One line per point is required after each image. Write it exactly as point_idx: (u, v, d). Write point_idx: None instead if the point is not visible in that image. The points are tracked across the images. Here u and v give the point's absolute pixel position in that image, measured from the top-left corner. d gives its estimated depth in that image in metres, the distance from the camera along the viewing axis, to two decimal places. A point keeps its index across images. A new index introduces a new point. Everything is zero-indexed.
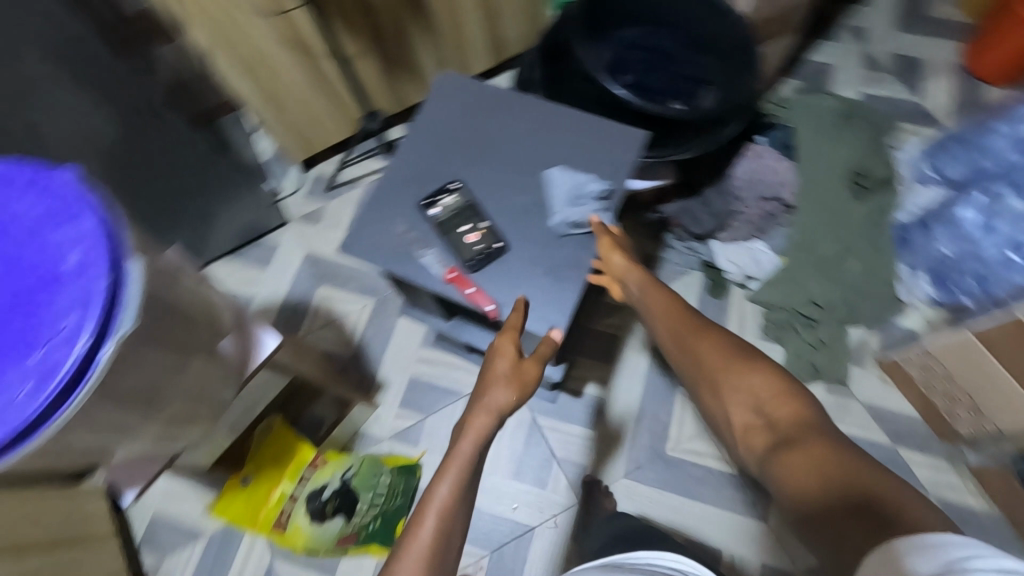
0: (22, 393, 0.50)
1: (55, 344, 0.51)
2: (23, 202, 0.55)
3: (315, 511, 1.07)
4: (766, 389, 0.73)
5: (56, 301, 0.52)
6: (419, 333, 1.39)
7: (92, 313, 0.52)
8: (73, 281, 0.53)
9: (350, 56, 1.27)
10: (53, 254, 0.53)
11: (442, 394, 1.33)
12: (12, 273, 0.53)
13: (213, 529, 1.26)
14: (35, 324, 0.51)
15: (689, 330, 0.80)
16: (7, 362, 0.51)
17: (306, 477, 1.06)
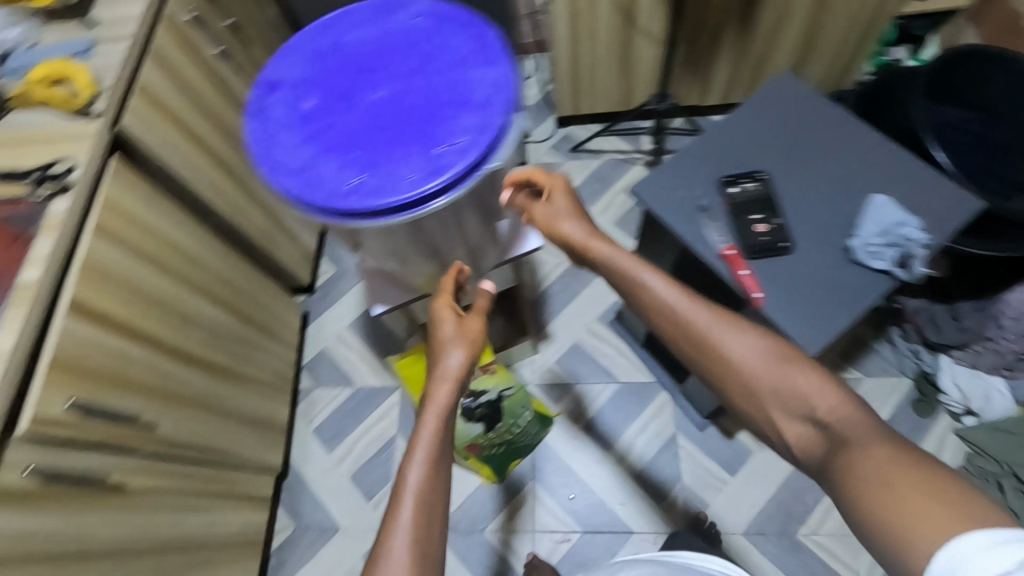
0: (411, 177, 0.59)
1: (452, 149, 0.60)
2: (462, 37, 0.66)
3: (467, 407, 1.13)
4: (809, 388, 0.66)
5: (466, 119, 0.61)
6: (600, 308, 1.42)
7: (489, 138, 0.60)
8: (483, 108, 0.61)
9: (663, 36, 1.34)
10: (475, 83, 0.63)
11: (599, 370, 1.36)
12: (439, 87, 0.63)
13: (362, 383, 1.41)
14: (444, 129, 0.61)
15: (714, 322, 0.71)
16: (412, 149, 0.60)
17: (474, 375, 1.12)
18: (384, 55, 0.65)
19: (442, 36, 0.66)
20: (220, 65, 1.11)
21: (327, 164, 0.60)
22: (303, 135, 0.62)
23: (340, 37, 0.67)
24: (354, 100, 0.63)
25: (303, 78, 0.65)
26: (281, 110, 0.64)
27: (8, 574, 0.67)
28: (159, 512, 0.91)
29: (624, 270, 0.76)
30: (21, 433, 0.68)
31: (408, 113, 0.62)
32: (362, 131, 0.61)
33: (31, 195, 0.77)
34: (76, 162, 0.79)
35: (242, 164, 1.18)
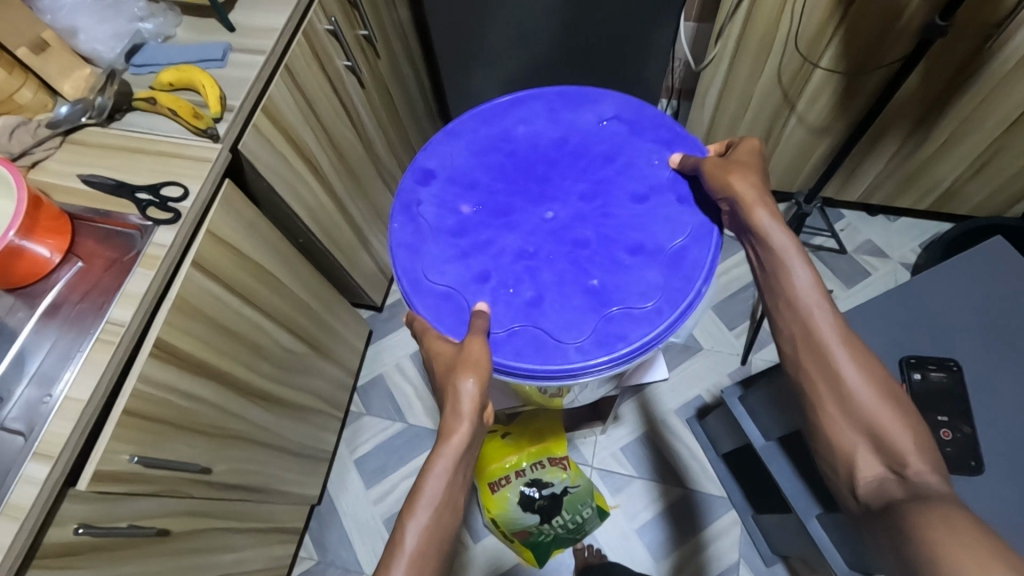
0: (571, 332, 0.65)
1: (618, 315, 0.65)
2: (642, 177, 0.71)
3: (528, 496, 1.05)
4: (907, 440, 0.55)
5: (640, 278, 0.66)
6: (679, 400, 1.31)
7: (665, 308, 0.65)
8: (658, 267, 0.67)
9: (819, 127, 1.20)
10: (653, 235, 0.68)
11: (667, 469, 1.25)
12: (613, 231, 0.68)
13: (414, 421, 1.34)
14: (611, 287, 0.66)
15: (841, 338, 0.59)
16: (575, 302, 0.66)
17: (542, 464, 1.05)
18: (555, 179, 0.72)
19: (620, 172, 0.72)
20: (345, 78, 1.03)
21: (477, 293, 0.67)
22: (459, 255, 0.69)
23: (508, 148, 0.74)
24: (520, 226, 0.69)
25: (467, 188, 0.72)
26: (441, 219, 0.71)
27: None
28: (194, 557, 0.85)
29: (773, 248, 0.63)
30: (82, 488, 0.63)
31: (576, 255, 0.67)
32: (523, 263, 0.68)
33: (137, 217, 0.70)
34: (190, 188, 0.72)
35: (344, 181, 1.11)
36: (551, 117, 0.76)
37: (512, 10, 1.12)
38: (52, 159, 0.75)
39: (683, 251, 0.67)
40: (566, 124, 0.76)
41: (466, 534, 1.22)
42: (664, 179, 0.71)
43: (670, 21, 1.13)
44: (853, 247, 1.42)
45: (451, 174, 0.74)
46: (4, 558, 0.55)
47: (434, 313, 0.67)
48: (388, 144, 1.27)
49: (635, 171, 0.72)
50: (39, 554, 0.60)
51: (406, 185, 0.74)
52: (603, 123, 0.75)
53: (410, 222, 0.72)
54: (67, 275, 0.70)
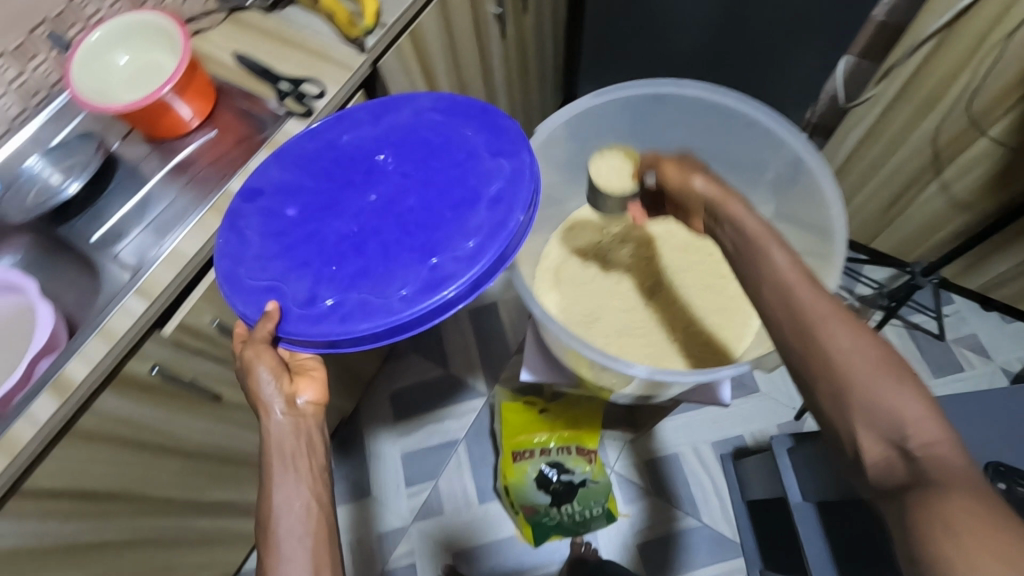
0: (404, 283, 0.56)
1: (447, 259, 0.57)
2: (455, 136, 0.63)
3: (546, 476, 1.04)
4: (910, 406, 0.43)
5: (474, 224, 0.58)
6: (720, 434, 1.27)
7: (490, 243, 0.56)
8: (483, 208, 0.58)
9: (961, 202, 1.11)
10: (472, 184, 0.60)
11: (686, 496, 1.22)
12: (439, 192, 0.60)
13: (455, 371, 1.37)
14: (438, 242, 0.58)
15: (829, 312, 0.48)
16: (405, 261, 0.58)
17: (568, 450, 1.04)
18: (383, 156, 0.64)
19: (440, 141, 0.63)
20: (490, 26, 1.03)
21: (302, 280, 0.59)
22: (275, 249, 0.61)
23: (329, 135, 0.66)
24: (346, 207, 0.62)
25: (282, 177, 0.64)
26: (262, 213, 0.63)
27: (108, 448, 0.69)
28: (237, 429, 0.91)
29: (746, 234, 0.59)
30: (166, 332, 0.68)
31: (401, 221, 0.60)
32: (345, 247, 0.60)
33: (275, 104, 0.74)
34: (327, 90, 0.75)
35: None
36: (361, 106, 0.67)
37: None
38: (213, 31, 0.79)
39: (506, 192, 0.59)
40: (389, 121, 0.66)
41: (475, 492, 1.26)
42: (478, 131, 0.63)
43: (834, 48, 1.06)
44: (954, 337, 1.31)
45: (274, 177, 0.64)
46: (91, 371, 0.61)
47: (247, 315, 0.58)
48: (510, 103, 1.27)
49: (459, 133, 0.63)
50: (117, 379, 0.66)
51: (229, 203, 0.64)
52: (426, 103, 0.66)
53: (233, 233, 0.62)
54: (201, 140, 0.74)
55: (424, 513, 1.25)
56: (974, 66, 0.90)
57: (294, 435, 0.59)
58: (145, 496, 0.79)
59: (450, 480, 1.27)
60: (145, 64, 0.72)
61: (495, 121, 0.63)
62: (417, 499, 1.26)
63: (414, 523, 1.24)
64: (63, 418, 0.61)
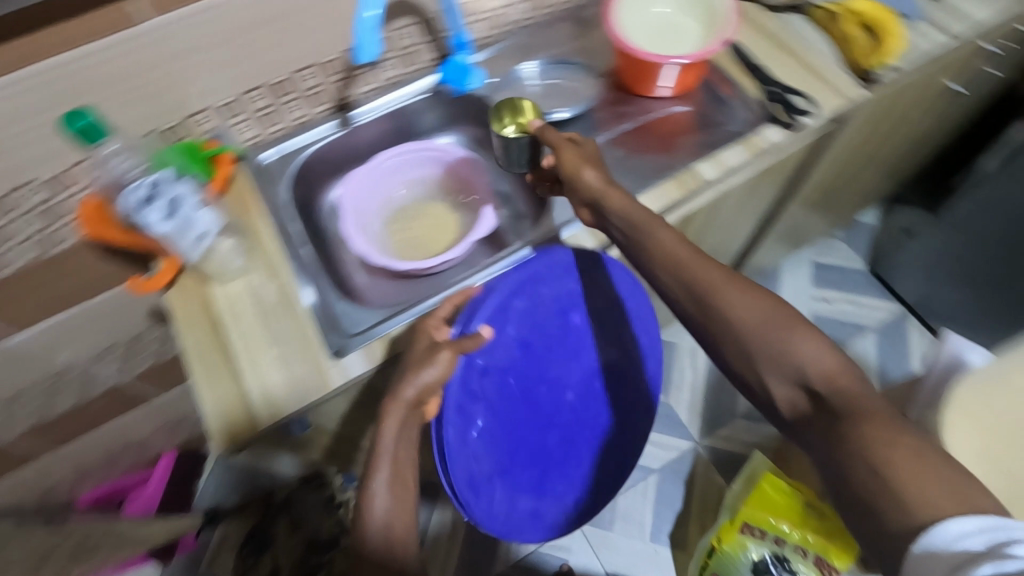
0: (479, 461, 0.65)
1: (491, 497, 0.68)
2: (586, 442, 0.78)
3: (767, 566, 0.95)
4: (813, 350, 0.46)
5: (515, 503, 0.72)
6: None
7: (499, 528, 0.70)
8: (537, 501, 0.74)
9: None
10: (535, 490, 0.74)
11: None
12: (544, 455, 0.74)
13: (673, 403, 1.32)
14: (502, 470, 0.69)
15: (718, 273, 0.51)
16: (499, 456, 0.68)
17: (806, 553, 0.93)
18: (595, 409, 0.77)
19: (580, 447, 0.78)
20: (934, 100, 0.95)
21: (502, 359, 0.67)
22: (531, 329, 0.68)
23: (628, 344, 0.75)
24: (556, 387, 0.73)
25: (605, 307, 0.72)
26: (576, 299, 0.71)
27: None
28: None
29: (631, 221, 0.57)
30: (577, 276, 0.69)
31: (523, 428, 0.71)
32: (518, 394, 0.70)
33: (758, 106, 0.72)
34: (816, 111, 0.71)
35: (830, 185, 1.05)
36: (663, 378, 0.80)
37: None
38: None
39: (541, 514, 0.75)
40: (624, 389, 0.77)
41: (648, 529, 1.21)
42: (576, 475, 0.78)
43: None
44: None
45: (606, 301, 0.72)
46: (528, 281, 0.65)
47: (476, 314, 0.61)
48: (874, 179, 1.18)
49: (610, 460, 0.79)
50: None
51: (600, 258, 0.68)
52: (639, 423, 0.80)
53: (561, 272, 0.68)
54: (648, 118, 0.74)
55: (593, 519, 1.23)
56: None
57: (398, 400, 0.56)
58: None
59: (629, 503, 1.23)
60: (667, 21, 0.72)
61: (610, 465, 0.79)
62: None
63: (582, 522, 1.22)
64: None
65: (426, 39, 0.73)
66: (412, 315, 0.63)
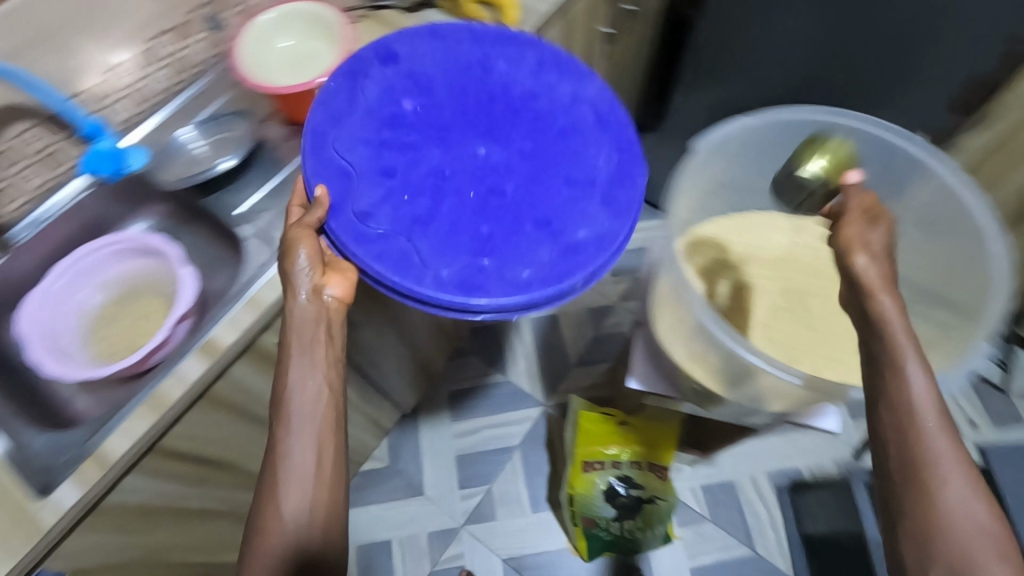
0: (444, 269, 0.57)
1: (492, 270, 0.57)
2: (582, 115, 0.65)
3: (614, 489, 1.05)
4: (968, 524, 0.48)
5: (536, 252, 0.59)
6: (788, 470, 1.26)
7: (541, 287, 0.57)
8: (556, 240, 0.59)
9: None
10: (564, 221, 0.60)
11: (741, 524, 1.23)
12: (536, 192, 0.61)
13: (515, 379, 1.36)
14: (493, 247, 0.58)
15: (944, 455, 0.50)
16: (464, 241, 0.58)
17: (640, 465, 1.04)
18: (510, 122, 0.64)
19: (583, 137, 0.64)
20: (599, 43, 1.05)
21: (380, 186, 0.60)
22: (373, 141, 0.61)
23: (468, 65, 0.66)
24: (453, 147, 0.62)
25: (410, 74, 0.65)
26: (384, 85, 0.64)
27: (218, 413, 0.68)
28: None
29: (916, 408, 0.51)
30: None
31: (484, 204, 0.60)
32: (430, 184, 0.60)
33: None
34: None
35: None
36: (539, 52, 0.68)
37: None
38: (354, 24, 0.83)
39: (618, 194, 0.62)
40: (507, 82, 0.66)
41: (529, 502, 1.26)
42: (609, 147, 0.64)
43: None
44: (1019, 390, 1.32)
45: (415, 65, 0.66)
46: (238, 337, 0.63)
47: (314, 175, 0.59)
48: None
49: (617, 121, 0.65)
50: (252, 350, 0.67)
51: (365, 53, 0.65)
52: (591, 93, 0.66)
53: (350, 86, 0.63)
54: None
55: (476, 517, 1.25)
56: None
57: (325, 453, 0.56)
58: (243, 467, 0.79)
59: (505, 486, 1.27)
60: (299, 50, 0.73)
61: (627, 134, 0.65)
62: (471, 501, 1.26)
63: (465, 525, 1.24)
64: (205, 382, 0.62)
65: (57, 137, 0.73)
66: (122, 419, 0.58)
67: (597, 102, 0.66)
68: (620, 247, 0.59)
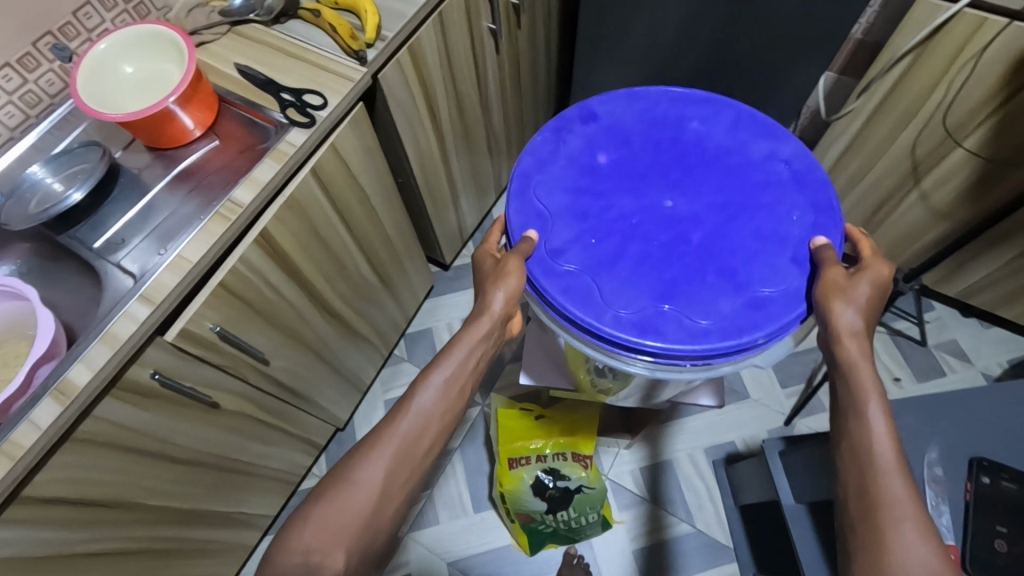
0: (625, 309, 0.58)
1: (671, 316, 0.57)
2: (765, 160, 0.65)
3: (542, 482, 1.05)
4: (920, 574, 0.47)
5: (719, 304, 0.58)
6: (721, 444, 1.28)
7: (720, 338, 0.56)
8: (738, 293, 0.58)
9: (937, 212, 1.14)
10: (785, 228, 0.62)
11: (680, 502, 1.24)
12: (742, 228, 0.61)
13: None
14: (740, 272, 0.59)
15: (899, 499, 0.50)
16: (645, 284, 0.59)
17: (565, 456, 1.05)
18: (701, 174, 0.64)
19: (773, 195, 0.63)
20: (486, 40, 1.05)
21: (570, 229, 0.61)
22: (572, 189, 0.63)
23: (686, 114, 0.68)
24: (643, 196, 0.63)
25: (675, 95, 0.69)
26: (624, 124, 0.67)
27: (92, 453, 0.67)
28: (233, 436, 0.91)
29: (875, 454, 0.52)
30: (168, 338, 0.68)
31: (727, 226, 0.61)
32: (657, 224, 0.61)
33: (277, 114, 0.76)
34: (330, 99, 0.77)
35: (451, 142, 1.14)
36: (733, 110, 0.69)
37: (632, 41, 0.91)
38: (215, 42, 0.81)
39: (807, 254, 0.61)
40: (738, 142, 0.67)
41: (470, 502, 1.26)
42: (806, 206, 0.63)
43: (829, 55, 0.84)
44: (938, 343, 1.36)
45: (614, 118, 0.67)
46: (94, 376, 0.61)
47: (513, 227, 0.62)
48: (502, 119, 1.30)
49: (815, 180, 0.65)
50: (118, 385, 0.66)
51: (569, 112, 0.68)
52: (787, 152, 0.66)
53: (554, 140, 0.66)
54: (204, 148, 0.76)
55: (419, 523, 1.24)
56: (947, 76, 0.93)
57: (424, 443, 0.59)
58: (141, 502, 0.78)
59: (446, 489, 1.27)
60: (145, 74, 0.72)
61: (823, 195, 0.64)
62: (413, 508, 1.26)
63: (409, 534, 1.24)
64: (65, 423, 0.61)
65: None
66: None
67: (798, 158, 0.66)
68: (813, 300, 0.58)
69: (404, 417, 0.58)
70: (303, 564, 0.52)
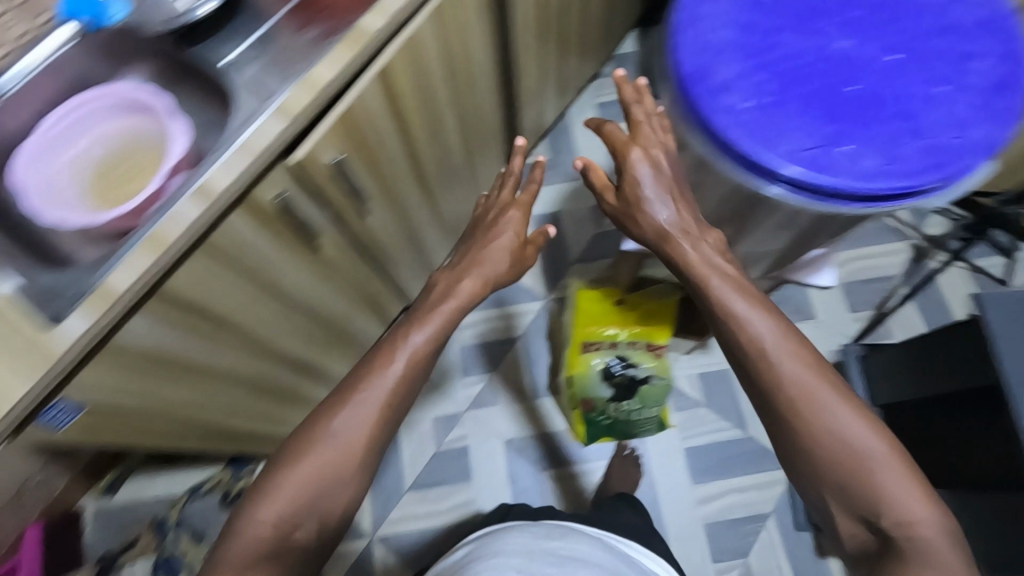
0: (801, 146, 0.58)
1: (845, 156, 0.58)
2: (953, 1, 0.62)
3: (610, 368, 1.07)
4: (842, 414, 0.60)
5: (897, 147, 0.58)
6: None
7: (892, 180, 0.57)
8: (914, 137, 0.58)
9: None
10: (970, 76, 0.60)
11: (737, 408, 1.27)
12: (925, 72, 0.59)
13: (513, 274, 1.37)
14: (919, 117, 0.58)
15: (798, 368, 0.61)
16: (818, 123, 0.58)
17: (637, 345, 1.06)
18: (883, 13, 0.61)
19: (960, 41, 0.61)
20: None
21: (744, 66, 0.60)
22: (743, 24, 0.61)
23: None
24: (820, 34, 0.60)
25: None
26: None
27: (217, 266, 0.69)
28: (325, 285, 0.94)
29: (764, 332, 0.62)
30: (293, 160, 0.68)
31: (908, 68, 0.59)
32: (835, 63, 0.59)
33: None
34: None
35: (552, 18, 1.09)
36: None
37: None
38: None
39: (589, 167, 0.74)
40: None
41: (528, 389, 1.30)
42: (992, 53, 0.60)
43: None
44: (1020, 283, 1.32)
45: None
46: (233, 182, 0.62)
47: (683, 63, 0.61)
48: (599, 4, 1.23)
49: (1007, 22, 0.61)
50: (247, 201, 0.67)
51: None
52: None
53: None
54: None
55: (479, 403, 1.29)
56: None
57: (405, 399, 0.64)
58: (244, 329, 0.82)
59: (506, 374, 1.31)
60: None
61: (1012, 43, 0.61)
62: (473, 388, 1.30)
63: (468, 411, 1.29)
64: (203, 225, 0.62)
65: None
66: (122, 258, 0.59)
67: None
68: (989, 150, 0.58)
69: (394, 368, 0.62)
70: (285, 520, 0.59)
